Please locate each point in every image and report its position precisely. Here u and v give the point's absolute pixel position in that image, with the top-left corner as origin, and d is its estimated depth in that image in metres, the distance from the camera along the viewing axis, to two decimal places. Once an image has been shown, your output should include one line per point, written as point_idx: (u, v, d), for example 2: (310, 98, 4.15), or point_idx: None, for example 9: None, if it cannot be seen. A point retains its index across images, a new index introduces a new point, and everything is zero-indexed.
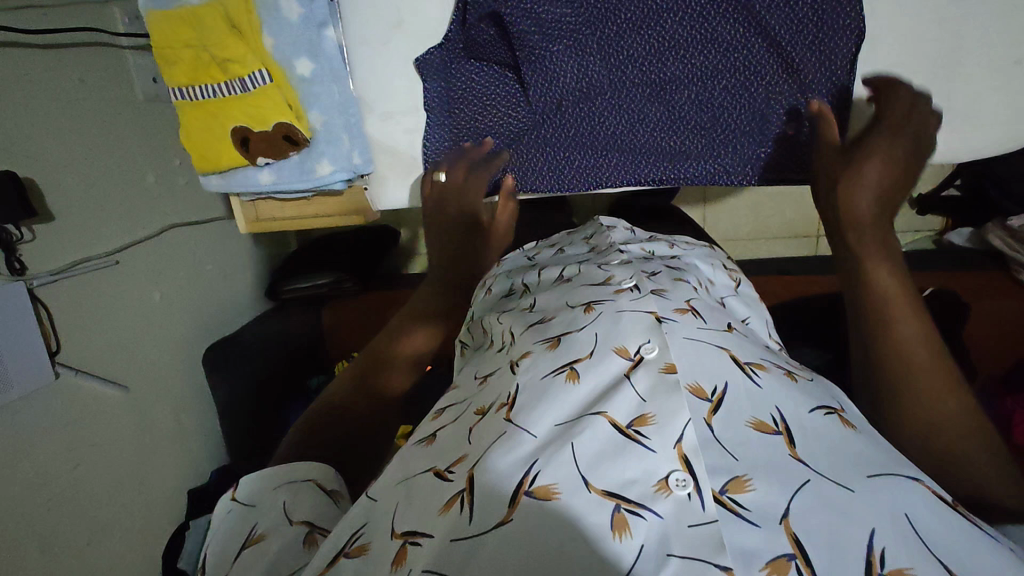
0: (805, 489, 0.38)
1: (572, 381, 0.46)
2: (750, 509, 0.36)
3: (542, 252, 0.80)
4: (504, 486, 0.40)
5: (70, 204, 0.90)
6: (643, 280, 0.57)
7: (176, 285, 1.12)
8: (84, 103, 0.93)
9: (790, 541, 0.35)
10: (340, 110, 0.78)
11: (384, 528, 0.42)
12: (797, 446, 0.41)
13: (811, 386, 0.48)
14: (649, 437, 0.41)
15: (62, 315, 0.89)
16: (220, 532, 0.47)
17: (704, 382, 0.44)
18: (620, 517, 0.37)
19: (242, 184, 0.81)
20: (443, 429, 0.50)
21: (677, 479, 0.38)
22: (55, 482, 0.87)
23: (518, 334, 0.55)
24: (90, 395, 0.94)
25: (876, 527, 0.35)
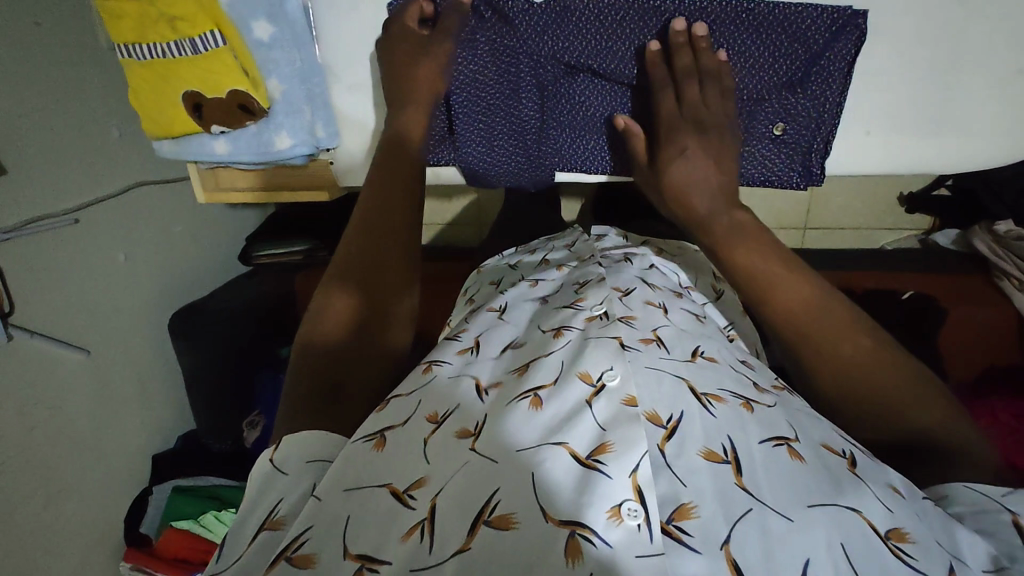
0: (747, 519, 0.37)
1: (536, 408, 0.44)
2: (692, 536, 0.37)
3: (523, 258, 0.80)
4: (465, 516, 0.39)
5: (25, 158, 0.85)
6: (612, 304, 0.55)
7: (143, 247, 1.08)
8: (39, 49, 0.87)
9: (728, 567, 0.35)
10: (300, 80, 0.70)
11: (335, 541, 0.39)
12: (743, 474, 0.40)
13: (769, 413, 0.45)
14: (606, 463, 0.40)
15: (16, 275, 0.85)
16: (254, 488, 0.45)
17: (660, 409, 0.44)
18: (574, 543, 0.37)
19: (196, 152, 0.76)
20: (393, 427, 0.46)
21: (631, 508, 0.38)
22: (9, 445, 0.85)
23: (491, 355, 0.53)
24: (48, 357, 0.91)
25: (809, 558, 0.35)
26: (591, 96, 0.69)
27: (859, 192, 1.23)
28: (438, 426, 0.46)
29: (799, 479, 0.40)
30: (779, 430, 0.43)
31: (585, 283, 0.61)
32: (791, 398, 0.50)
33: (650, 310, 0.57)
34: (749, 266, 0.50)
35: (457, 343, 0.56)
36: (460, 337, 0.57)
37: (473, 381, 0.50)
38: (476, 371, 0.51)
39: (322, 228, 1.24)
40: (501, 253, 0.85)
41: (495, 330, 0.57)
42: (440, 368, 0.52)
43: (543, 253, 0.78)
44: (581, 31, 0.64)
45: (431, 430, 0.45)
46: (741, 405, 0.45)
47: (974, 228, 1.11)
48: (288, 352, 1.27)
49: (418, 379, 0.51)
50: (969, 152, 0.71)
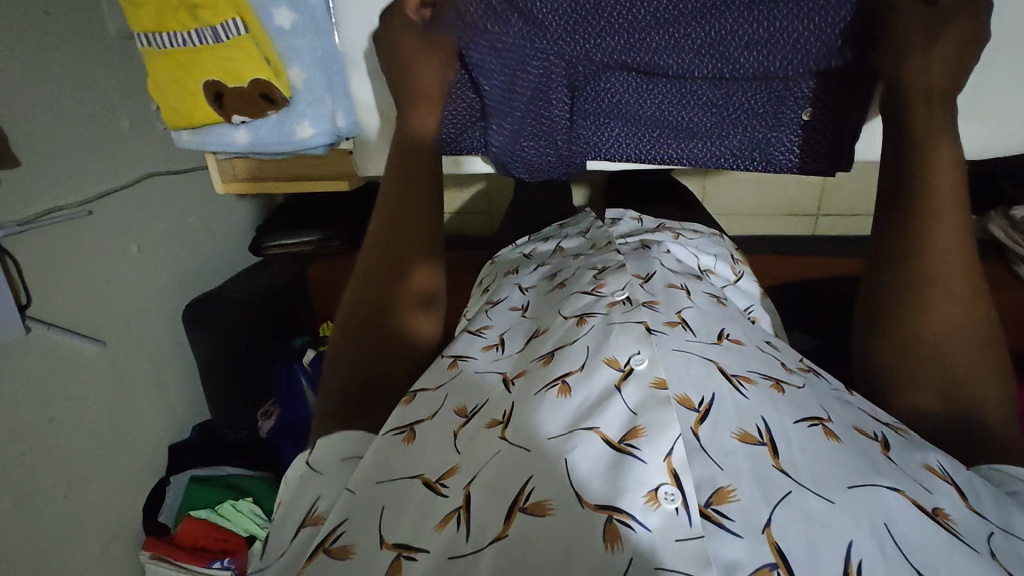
0: (788, 502, 0.37)
1: (564, 395, 0.44)
2: (733, 520, 0.36)
3: (538, 246, 0.79)
4: (500, 502, 0.40)
5: (37, 149, 0.85)
6: (635, 290, 0.55)
7: (155, 238, 1.08)
8: (51, 39, 0.86)
9: (772, 551, 0.35)
10: (321, 68, 0.69)
11: (372, 534, 0.41)
12: (781, 455, 0.40)
13: (799, 395, 0.46)
14: (639, 448, 0.40)
15: (31, 267, 0.85)
16: (293, 491, 0.48)
17: (690, 393, 0.43)
18: (613, 528, 0.37)
19: (216, 142, 0.76)
20: (424, 421, 0.48)
21: (666, 492, 0.37)
22: (29, 436, 0.86)
23: (515, 352, 0.54)
24: (65, 348, 0.91)
25: (854, 538, 0.35)
26: (615, 84, 0.68)
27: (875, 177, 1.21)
28: (466, 417, 0.47)
29: (838, 461, 0.40)
30: (813, 412, 0.44)
31: (606, 269, 0.60)
32: (820, 380, 0.50)
33: (673, 295, 0.57)
34: (937, 169, 0.52)
35: (482, 339, 0.57)
36: (484, 332, 0.58)
37: (501, 376, 0.51)
38: (504, 364, 0.53)
39: (334, 218, 1.24)
40: (517, 242, 0.85)
41: (519, 325, 0.58)
42: (468, 363, 0.53)
43: (558, 241, 0.78)
44: (607, 19, 0.62)
45: (460, 421, 0.47)
46: (772, 387, 0.46)
47: (989, 213, 1.10)
48: (301, 343, 1.27)
49: (444, 373, 0.52)
50: (1002, 131, 0.70)
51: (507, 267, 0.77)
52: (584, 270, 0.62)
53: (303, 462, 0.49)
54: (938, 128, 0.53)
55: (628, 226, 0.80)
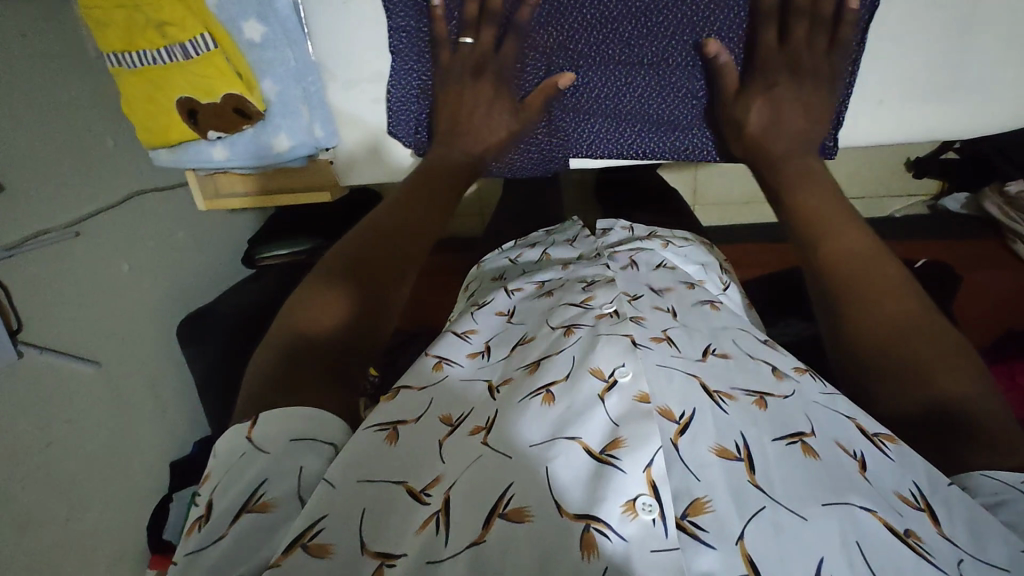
0: (761, 515, 0.38)
1: (548, 404, 0.44)
2: (707, 531, 0.37)
3: (525, 252, 0.79)
4: (479, 509, 0.39)
5: (20, 173, 0.84)
6: (623, 304, 0.54)
7: (145, 256, 1.08)
8: (27, 62, 0.85)
9: (744, 562, 0.36)
10: (296, 80, 0.69)
11: (350, 535, 0.39)
12: (756, 471, 0.41)
13: (783, 407, 0.46)
14: (619, 458, 0.40)
15: (21, 292, 0.85)
16: (230, 471, 0.43)
17: (672, 405, 0.44)
18: (589, 537, 0.37)
19: (195, 160, 0.75)
20: (404, 422, 0.47)
21: (644, 503, 0.38)
22: (28, 461, 0.86)
23: (502, 357, 0.55)
24: (59, 371, 0.91)
25: (825, 555, 0.36)
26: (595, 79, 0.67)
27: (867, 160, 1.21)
28: (452, 426, 0.47)
29: (814, 477, 0.40)
30: (794, 426, 0.44)
31: (595, 281, 0.60)
32: (809, 383, 0.50)
33: (662, 314, 0.56)
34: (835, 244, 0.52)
35: (468, 344, 0.56)
36: (468, 335, 0.57)
37: (487, 385, 0.51)
38: (489, 373, 0.53)
39: (324, 227, 1.24)
40: (503, 246, 0.85)
41: (506, 333, 0.58)
42: (451, 365, 0.53)
43: (545, 248, 0.77)
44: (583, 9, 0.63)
45: (446, 430, 0.47)
46: (754, 401, 0.46)
47: (986, 190, 1.09)
48: None
49: (427, 375, 0.52)
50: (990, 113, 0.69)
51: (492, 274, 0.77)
52: (572, 281, 0.62)
53: (243, 438, 0.44)
54: (813, 177, 0.57)
55: (619, 235, 0.79)
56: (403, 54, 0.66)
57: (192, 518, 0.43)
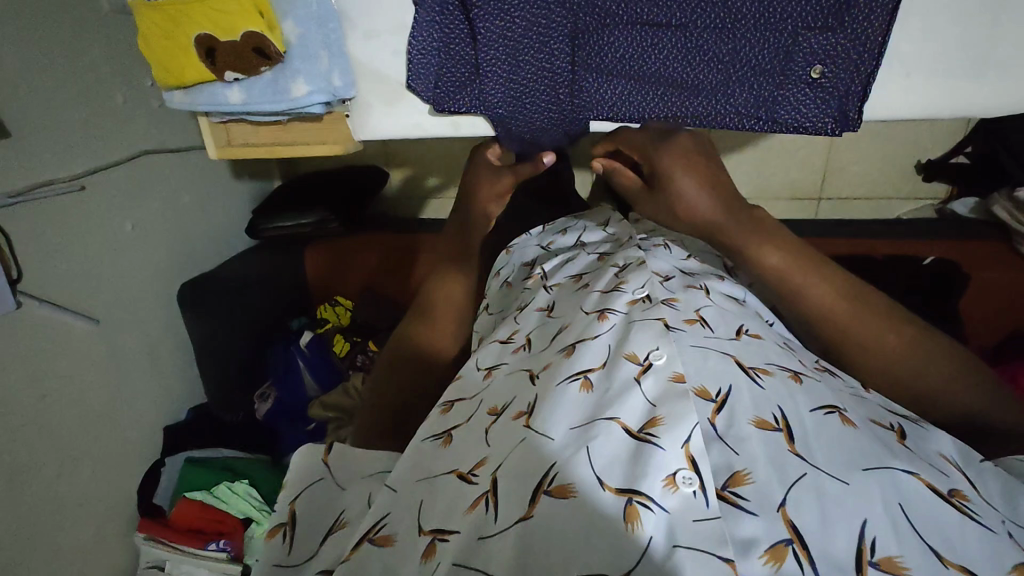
0: (804, 482, 0.36)
1: (586, 390, 0.44)
2: (749, 500, 0.36)
3: (557, 240, 0.80)
4: (524, 486, 0.39)
5: (27, 119, 0.83)
6: (655, 287, 0.55)
7: (149, 216, 1.06)
8: (42, 8, 0.84)
9: (788, 527, 0.34)
10: (317, 24, 0.67)
11: (411, 523, 0.41)
12: (796, 441, 0.39)
13: (817, 385, 0.45)
14: (658, 435, 0.39)
15: (22, 241, 0.84)
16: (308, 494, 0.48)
17: (709, 385, 0.43)
18: (633, 510, 0.36)
19: (208, 102, 0.73)
20: (458, 426, 0.49)
21: (684, 476, 0.37)
22: (20, 413, 0.84)
23: (541, 347, 0.54)
24: (57, 325, 0.89)
25: (869, 517, 0.34)
26: (612, 35, 0.56)
27: (877, 160, 1.21)
28: (497, 415, 0.48)
29: (854, 446, 0.39)
30: (829, 400, 0.43)
31: (627, 267, 0.60)
32: (834, 377, 0.49)
33: (690, 292, 0.56)
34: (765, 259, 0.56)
35: (511, 344, 0.58)
36: (513, 338, 0.59)
37: (527, 371, 0.51)
38: (529, 363, 0.53)
39: (331, 199, 1.22)
40: (531, 232, 0.85)
41: (545, 325, 0.58)
42: (499, 370, 0.55)
43: (578, 236, 0.79)
44: None
45: (490, 418, 0.48)
46: (790, 377, 0.45)
47: (994, 196, 1.08)
48: (299, 324, 1.25)
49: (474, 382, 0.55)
50: None
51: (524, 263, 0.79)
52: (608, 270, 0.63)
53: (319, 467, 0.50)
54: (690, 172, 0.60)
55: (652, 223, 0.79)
56: (426, 7, 0.58)
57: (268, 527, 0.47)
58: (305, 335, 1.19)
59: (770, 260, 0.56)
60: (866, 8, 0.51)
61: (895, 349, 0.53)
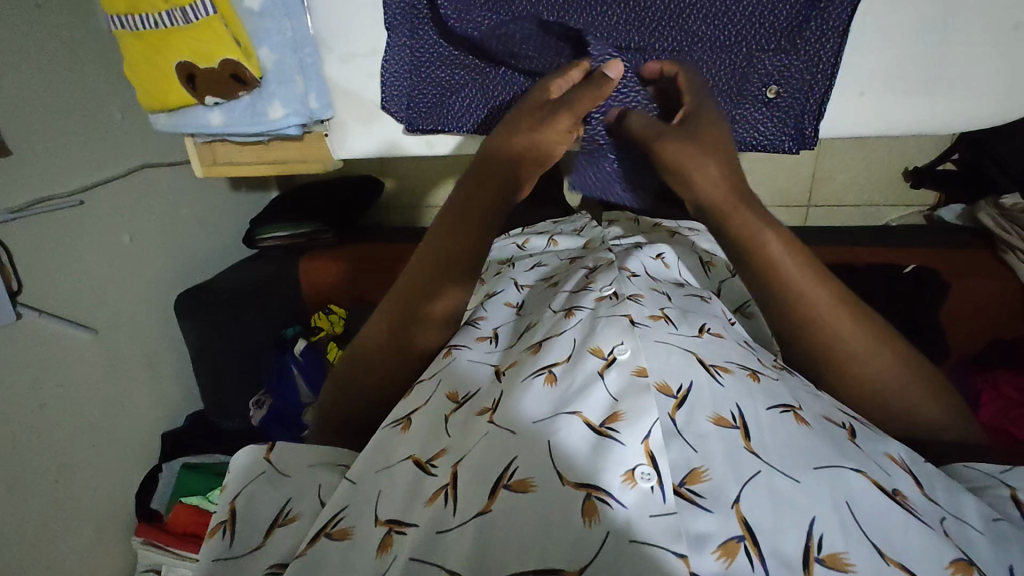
0: (756, 480, 0.38)
1: (550, 384, 0.46)
2: (705, 497, 0.37)
3: (531, 240, 0.83)
4: (485, 480, 0.40)
5: (28, 138, 0.87)
6: (622, 285, 0.57)
7: (148, 228, 1.10)
8: (42, 32, 0.88)
9: (740, 524, 0.36)
10: (293, 49, 0.71)
11: (367, 515, 0.43)
12: (752, 438, 0.41)
13: (774, 385, 0.46)
14: (618, 431, 0.41)
15: (23, 255, 0.87)
16: (251, 489, 0.48)
17: (669, 380, 0.45)
18: (591, 504, 0.37)
19: (191, 124, 0.76)
20: (418, 409, 0.51)
21: (643, 471, 0.38)
22: (20, 420, 0.87)
23: (507, 344, 0.57)
24: (56, 335, 0.93)
25: (817, 513, 0.36)
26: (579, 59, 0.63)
27: (863, 167, 1.22)
28: (459, 402, 0.50)
29: (806, 444, 0.41)
30: (784, 400, 0.45)
31: (596, 270, 0.63)
32: (792, 376, 0.49)
33: (657, 294, 0.58)
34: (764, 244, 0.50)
35: (477, 330, 0.60)
36: (479, 323, 0.61)
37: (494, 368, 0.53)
38: (498, 358, 0.55)
39: (325, 210, 1.25)
40: (510, 234, 0.88)
41: (512, 323, 0.62)
42: (462, 351, 0.55)
43: (552, 236, 0.82)
44: None
45: (454, 405, 0.49)
46: (749, 375, 0.46)
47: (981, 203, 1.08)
48: (293, 333, 1.24)
49: (438, 361, 0.55)
50: None
51: (500, 258, 0.81)
52: (578, 272, 0.65)
53: (263, 461, 0.50)
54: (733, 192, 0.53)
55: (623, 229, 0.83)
56: (397, 31, 0.67)
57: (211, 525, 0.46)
58: (299, 341, 1.21)
59: (770, 247, 0.50)
60: (815, 34, 0.57)
61: (888, 366, 0.49)
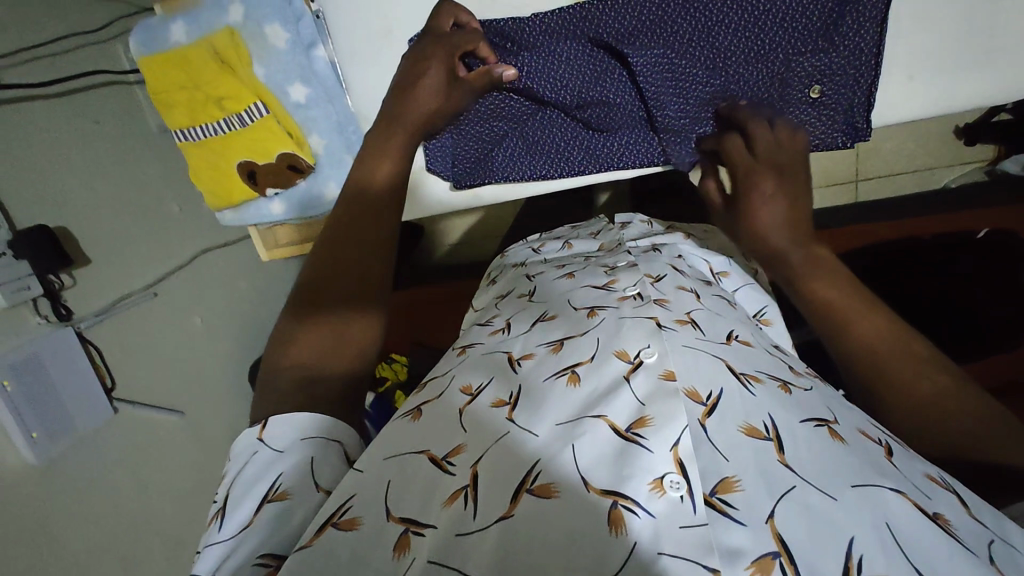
0: (790, 495, 0.35)
1: (573, 384, 0.43)
2: (738, 508, 0.34)
3: (547, 244, 0.79)
4: (507, 482, 0.37)
5: (102, 245, 0.93)
6: (647, 287, 0.54)
7: (215, 307, 1.15)
8: (102, 146, 0.95)
9: (774, 539, 0.33)
10: (338, 131, 0.76)
11: (379, 505, 0.37)
12: (786, 451, 0.37)
13: (807, 397, 0.43)
14: (645, 437, 0.38)
15: (111, 352, 0.92)
16: (245, 471, 0.41)
17: (699, 387, 0.41)
18: (617, 513, 0.34)
19: (256, 216, 0.82)
20: (430, 400, 0.46)
21: (671, 480, 0.36)
22: (132, 508, 0.90)
23: (522, 331, 0.51)
24: (149, 422, 0.97)
25: (855, 533, 0.33)
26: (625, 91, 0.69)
27: (908, 136, 1.17)
28: (473, 395, 0.44)
29: (841, 457, 0.37)
30: (819, 413, 0.41)
31: (617, 267, 0.60)
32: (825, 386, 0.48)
33: (685, 294, 0.55)
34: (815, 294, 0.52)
35: (489, 327, 0.56)
36: (492, 322, 0.57)
37: (506, 356, 0.48)
38: (509, 346, 0.50)
39: None
40: (530, 239, 0.86)
41: (525, 309, 0.56)
42: (475, 349, 0.51)
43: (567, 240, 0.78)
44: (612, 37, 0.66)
45: (466, 399, 0.44)
46: (779, 387, 0.43)
47: None
48: None
49: (452, 360, 0.51)
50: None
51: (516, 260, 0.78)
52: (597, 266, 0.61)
53: (256, 439, 0.43)
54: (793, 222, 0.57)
55: (638, 229, 0.78)
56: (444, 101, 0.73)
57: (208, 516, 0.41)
58: None
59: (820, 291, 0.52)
60: (852, 26, 0.63)
61: (936, 389, 0.45)
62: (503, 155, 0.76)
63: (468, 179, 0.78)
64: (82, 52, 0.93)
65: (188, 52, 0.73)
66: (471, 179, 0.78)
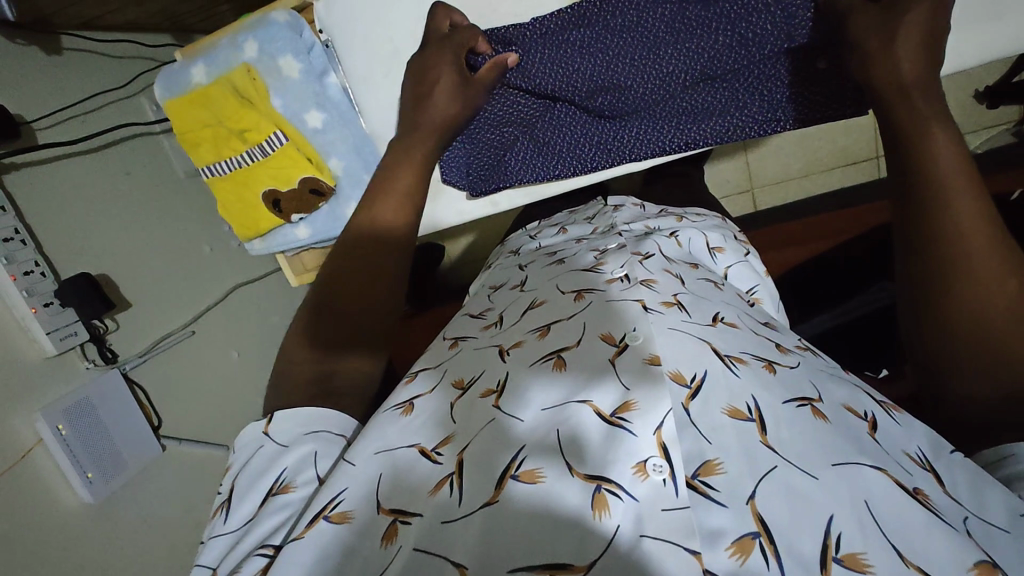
0: (772, 476, 0.34)
1: (558, 369, 0.42)
2: (719, 490, 0.33)
3: (545, 230, 0.81)
4: (490, 468, 0.36)
5: (141, 288, 0.97)
6: (633, 267, 0.54)
7: (250, 340, 1.19)
8: (134, 194, 1.00)
9: (755, 520, 0.32)
10: (357, 152, 0.79)
11: (370, 498, 0.38)
12: (769, 432, 0.36)
13: (792, 374, 0.42)
14: (629, 421, 0.37)
15: (156, 391, 0.95)
16: (251, 466, 0.43)
17: (683, 369, 0.40)
18: (600, 497, 0.33)
19: (283, 243, 0.84)
20: (420, 395, 0.45)
21: (655, 463, 0.35)
22: (185, 542, 0.92)
23: (513, 322, 0.52)
24: (195, 458, 0.99)
25: (835, 511, 0.32)
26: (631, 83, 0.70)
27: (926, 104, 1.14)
28: (463, 388, 0.44)
29: (825, 436, 0.36)
30: (802, 391, 0.40)
31: (606, 251, 0.60)
32: (816, 358, 0.46)
33: (673, 278, 0.54)
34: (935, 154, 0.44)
35: (481, 320, 0.56)
36: (485, 315, 0.57)
37: (496, 346, 0.48)
38: (501, 338, 0.50)
39: None
40: (530, 228, 0.87)
41: (516, 301, 0.56)
42: (466, 342, 0.52)
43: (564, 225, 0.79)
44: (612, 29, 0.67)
45: (457, 392, 0.44)
46: (764, 367, 0.42)
47: None
48: None
49: (445, 353, 0.51)
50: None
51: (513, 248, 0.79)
52: (585, 254, 0.61)
53: (262, 434, 0.45)
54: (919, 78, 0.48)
55: (631, 212, 0.78)
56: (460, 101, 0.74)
57: (214, 507, 0.43)
58: None
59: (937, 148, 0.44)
60: None
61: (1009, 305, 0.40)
62: (513, 158, 0.77)
63: (483, 185, 0.79)
64: (111, 108, 0.99)
65: (209, 90, 0.77)
66: (486, 184, 0.79)
